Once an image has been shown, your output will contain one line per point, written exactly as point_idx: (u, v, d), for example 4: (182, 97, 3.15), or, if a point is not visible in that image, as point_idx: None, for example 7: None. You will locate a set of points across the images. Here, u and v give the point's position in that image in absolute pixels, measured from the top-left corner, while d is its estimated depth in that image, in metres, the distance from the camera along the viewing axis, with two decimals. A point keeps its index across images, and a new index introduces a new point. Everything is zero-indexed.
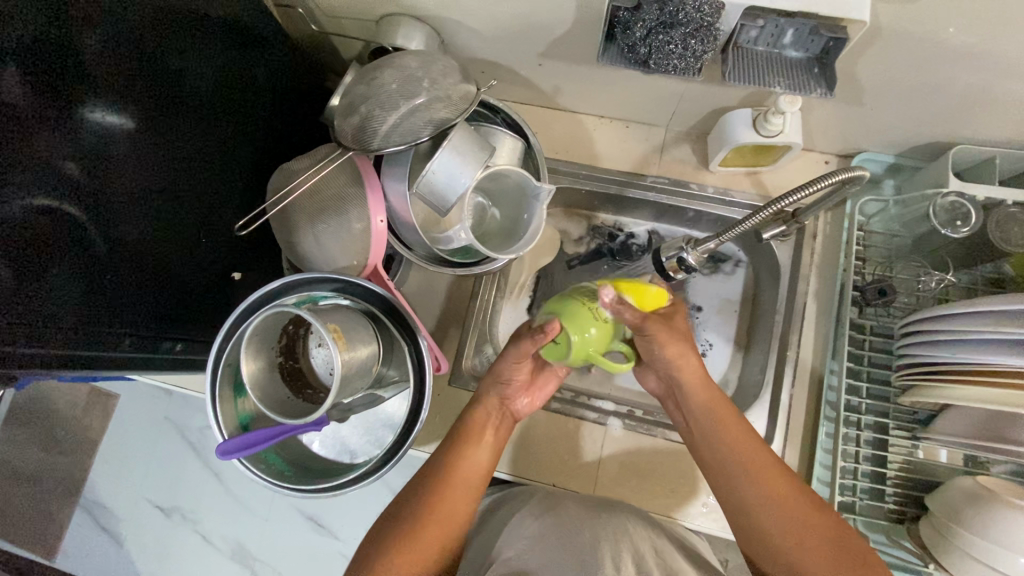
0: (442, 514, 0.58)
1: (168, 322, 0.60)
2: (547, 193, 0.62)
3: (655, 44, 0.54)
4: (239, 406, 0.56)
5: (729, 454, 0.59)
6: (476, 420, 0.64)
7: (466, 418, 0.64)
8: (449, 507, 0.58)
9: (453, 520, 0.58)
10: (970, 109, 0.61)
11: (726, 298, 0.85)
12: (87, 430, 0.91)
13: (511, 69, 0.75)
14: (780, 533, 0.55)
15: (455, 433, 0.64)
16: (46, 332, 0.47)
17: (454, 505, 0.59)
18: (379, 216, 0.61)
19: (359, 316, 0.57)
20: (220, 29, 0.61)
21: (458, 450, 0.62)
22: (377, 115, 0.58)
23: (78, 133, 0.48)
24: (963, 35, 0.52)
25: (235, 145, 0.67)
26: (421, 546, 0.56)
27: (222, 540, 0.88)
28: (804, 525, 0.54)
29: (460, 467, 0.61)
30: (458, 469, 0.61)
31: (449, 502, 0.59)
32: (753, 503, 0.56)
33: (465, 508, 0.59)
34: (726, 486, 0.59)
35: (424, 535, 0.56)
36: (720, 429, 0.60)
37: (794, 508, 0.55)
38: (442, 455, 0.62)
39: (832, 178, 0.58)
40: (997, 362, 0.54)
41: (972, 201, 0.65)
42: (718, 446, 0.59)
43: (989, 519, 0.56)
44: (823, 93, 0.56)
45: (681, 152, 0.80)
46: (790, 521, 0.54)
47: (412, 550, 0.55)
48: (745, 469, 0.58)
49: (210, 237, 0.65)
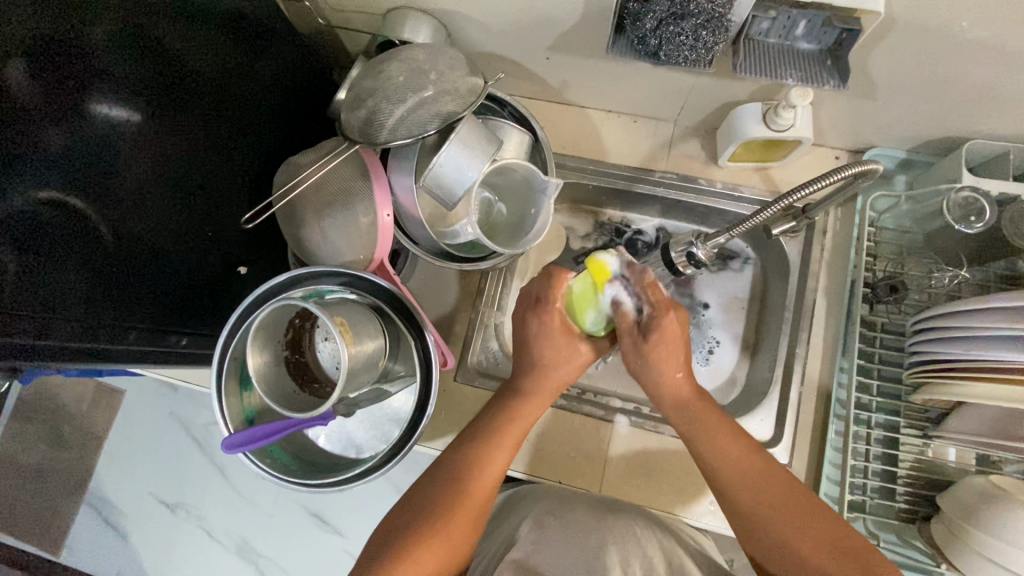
0: (469, 505, 0.56)
1: (173, 316, 0.60)
2: (555, 186, 0.61)
3: (665, 35, 0.54)
4: (244, 400, 0.56)
5: (716, 454, 0.57)
6: (504, 409, 0.62)
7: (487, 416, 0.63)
8: (477, 500, 0.57)
9: (480, 513, 0.57)
10: (986, 103, 0.60)
11: (734, 295, 0.84)
12: (93, 425, 0.91)
13: (519, 63, 0.74)
14: (779, 529, 0.53)
15: (482, 422, 0.62)
16: (51, 323, 0.47)
17: (482, 498, 0.57)
18: (385, 210, 0.60)
19: (365, 310, 0.56)
20: (226, 24, 0.61)
21: (487, 440, 0.60)
22: (384, 108, 0.57)
23: (84, 126, 0.48)
24: (978, 27, 0.51)
25: (242, 139, 0.66)
26: (447, 539, 0.54)
27: (227, 536, 0.88)
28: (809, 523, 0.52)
29: (490, 457, 0.59)
30: (488, 459, 0.59)
31: (474, 491, 0.57)
32: (752, 498, 0.55)
33: (488, 502, 0.58)
34: (724, 490, 0.57)
35: (452, 527, 0.55)
36: (708, 434, 0.58)
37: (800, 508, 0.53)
38: (466, 444, 0.60)
39: (845, 172, 0.57)
40: (1012, 358, 0.53)
41: (987, 197, 0.64)
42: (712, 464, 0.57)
43: (1004, 519, 0.55)
44: (836, 86, 0.55)
45: (690, 147, 0.79)
46: (794, 515, 0.53)
47: (438, 543, 0.53)
48: (741, 467, 0.56)
49: (216, 230, 0.65)
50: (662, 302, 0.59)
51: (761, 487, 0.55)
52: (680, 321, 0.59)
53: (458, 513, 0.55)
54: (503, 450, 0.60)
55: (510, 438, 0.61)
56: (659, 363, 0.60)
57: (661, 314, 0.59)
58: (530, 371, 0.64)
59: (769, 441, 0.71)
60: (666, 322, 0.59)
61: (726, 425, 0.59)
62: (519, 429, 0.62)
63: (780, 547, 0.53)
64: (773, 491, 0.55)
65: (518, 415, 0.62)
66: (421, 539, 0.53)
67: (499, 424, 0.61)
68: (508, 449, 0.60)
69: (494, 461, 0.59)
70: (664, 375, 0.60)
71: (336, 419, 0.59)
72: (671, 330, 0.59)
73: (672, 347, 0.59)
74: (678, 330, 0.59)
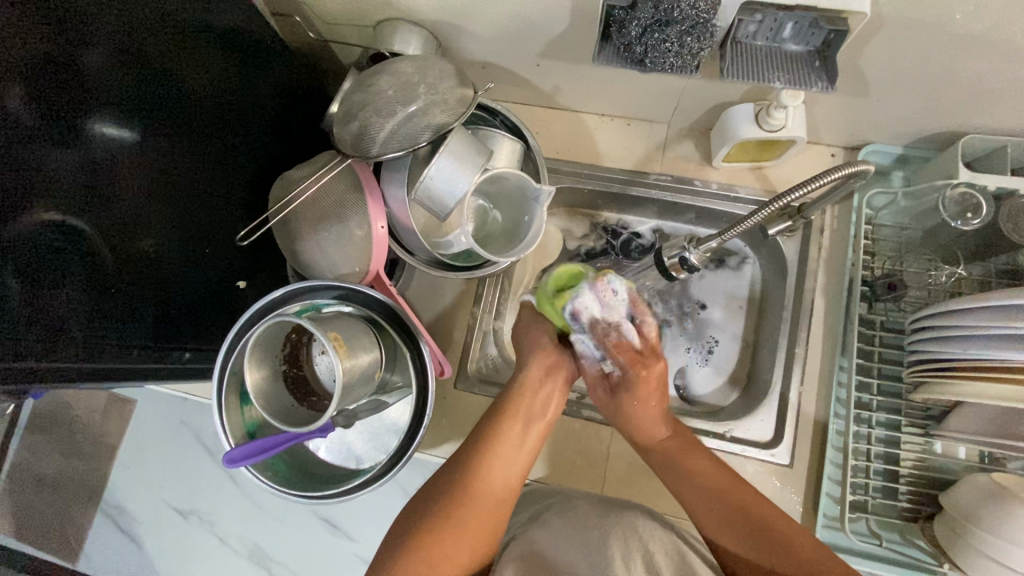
0: (484, 484, 0.58)
1: (174, 334, 0.61)
2: (547, 195, 0.62)
3: (651, 43, 0.54)
4: (245, 414, 0.57)
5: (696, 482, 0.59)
6: (514, 390, 0.66)
7: (504, 398, 0.65)
8: (507, 473, 0.60)
9: (515, 486, 0.60)
10: (981, 98, 0.60)
11: (733, 294, 0.83)
12: (107, 435, 0.93)
13: (509, 70, 0.75)
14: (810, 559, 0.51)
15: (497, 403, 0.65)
16: (53, 345, 0.47)
17: (512, 476, 0.60)
18: (379, 222, 0.61)
19: (359, 322, 0.57)
20: (219, 42, 0.62)
21: (502, 419, 0.63)
22: (374, 122, 0.58)
23: (85, 150, 0.50)
24: (973, 21, 0.50)
25: (236, 155, 0.67)
26: (487, 515, 0.57)
27: (239, 542, 0.89)
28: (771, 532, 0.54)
29: (505, 435, 0.62)
30: (511, 439, 0.62)
31: (493, 468, 0.59)
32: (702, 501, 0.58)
33: (521, 483, 0.61)
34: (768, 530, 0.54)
35: (490, 501, 0.57)
36: (684, 462, 0.61)
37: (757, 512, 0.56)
38: (483, 425, 0.63)
39: (836, 172, 0.57)
40: (1009, 358, 0.52)
41: (983, 192, 0.63)
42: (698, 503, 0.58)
43: (1007, 519, 0.55)
44: (825, 87, 0.55)
45: (684, 149, 0.79)
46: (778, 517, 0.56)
47: (481, 514, 0.56)
48: (714, 490, 0.58)
49: (213, 245, 0.65)
50: (636, 356, 0.67)
51: (718, 485, 0.58)
52: (659, 373, 0.66)
53: (492, 486, 0.58)
54: (522, 432, 0.63)
55: (530, 421, 0.64)
56: (633, 409, 0.66)
57: (638, 369, 0.66)
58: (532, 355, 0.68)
59: (769, 442, 0.71)
60: (640, 375, 0.66)
61: (705, 460, 0.61)
62: (530, 410, 0.65)
63: (752, 546, 0.54)
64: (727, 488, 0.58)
65: (536, 393, 0.66)
66: (461, 509, 0.55)
67: (509, 403, 0.64)
68: (536, 432, 0.64)
69: (517, 441, 0.62)
70: (636, 413, 0.65)
71: (335, 430, 0.60)
72: (646, 384, 0.66)
73: (643, 399, 0.65)
74: (654, 387, 0.66)
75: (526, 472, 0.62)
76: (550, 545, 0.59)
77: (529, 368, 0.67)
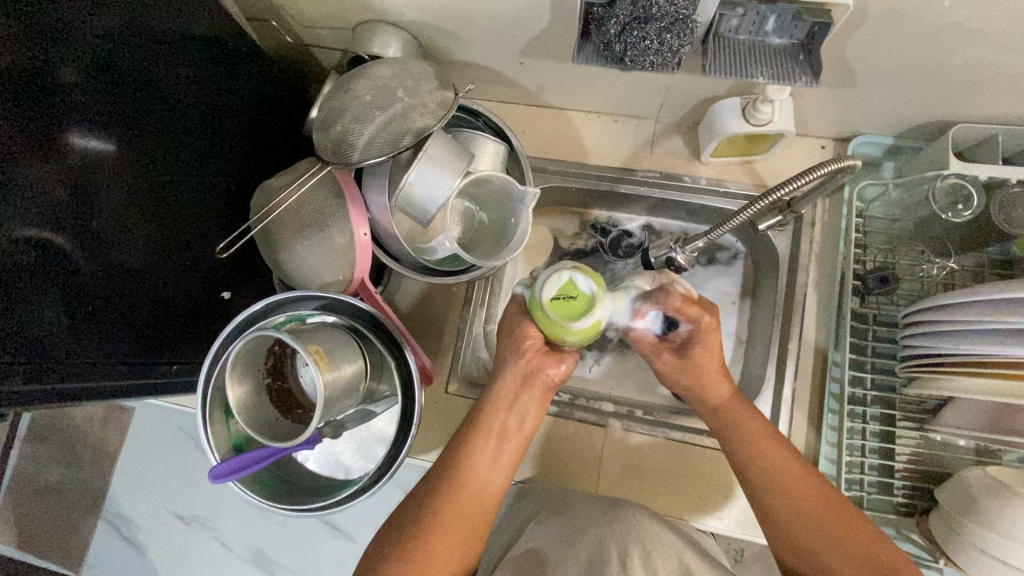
0: (462, 500, 0.56)
1: (159, 347, 0.60)
2: (532, 196, 0.60)
3: (630, 41, 0.52)
4: (231, 428, 0.56)
5: (748, 455, 0.57)
6: (489, 399, 0.63)
7: (481, 407, 0.63)
8: (482, 490, 0.58)
9: (492, 500, 0.58)
10: (970, 86, 0.59)
11: (725, 290, 0.82)
12: (104, 444, 0.93)
13: (492, 70, 0.74)
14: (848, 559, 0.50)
15: (474, 412, 0.63)
16: (39, 366, 0.47)
17: (487, 494, 0.58)
18: (361, 229, 0.60)
19: (344, 333, 0.56)
20: (195, 47, 0.61)
21: (478, 431, 0.61)
22: (353, 128, 0.57)
23: (63, 161, 0.49)
24: (960, 7, 0.49)
25: (215, 164, 0.66)
26: (461, 538, 0.54)
27: (241, 547, 0.89)
28: (841, 528, 0.51)
29: (480, 450, 0.60)
30: (488, 453, 0.60)
31: (467, 487, 0.57)
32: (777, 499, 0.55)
33: (502, 493, 0.59)
34: (807, 518, 0.53)
35: (469, 519, 0.56)
36: (740, 429, 0.59)
37: (804, 488, 0.54)
38: (457, 440, 0.61)
39: (826, 167, 0.55)
40: (1002, 352, 0.52)
41: (974, 182, 0.62)
42: (756, 483, 0.56)
43: (1002, 514, 0.54)
44: (809, 82, 0.53)
45: (671, 144, 0.78)
46: (812, 504, 0.53)
47: (449, 539, 0.54)
48: (769, 469, 0.56)
49: (195, 256, 0.65)
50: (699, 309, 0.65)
51: (778, 469, 0.56)
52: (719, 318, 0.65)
53: (467, 505, 0.56)
54: (499, 446, 0.61)
55: (506, 430, 0.62)
56: (705, 361, 0.64)
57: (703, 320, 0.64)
58: (509, 359, 0.64)
59: None
60: (708, 324, 0.64)
61: (759, 428, 0.59)
62: (505, 416, 0.62)
63: (803, 532, 0.52)
64: (785, 479, 0.55)
65: (510, 403, 0.63)
66: (436, 533, 0.54)
67: (485, 412, 0.62)
68: (512, 446, 0.62)
69: (495, 457, 0.60)
70: (709, 376, 0.63)
71: (323, 441, 0.59)
72: (712, 333, 0.64)
73: (711, 350, 0.64)
74: (716, 335, 0.65)
75: (504, 484, 0.59)
76: (545, 547, 0.59)
77: (504, 375, 0.64)
